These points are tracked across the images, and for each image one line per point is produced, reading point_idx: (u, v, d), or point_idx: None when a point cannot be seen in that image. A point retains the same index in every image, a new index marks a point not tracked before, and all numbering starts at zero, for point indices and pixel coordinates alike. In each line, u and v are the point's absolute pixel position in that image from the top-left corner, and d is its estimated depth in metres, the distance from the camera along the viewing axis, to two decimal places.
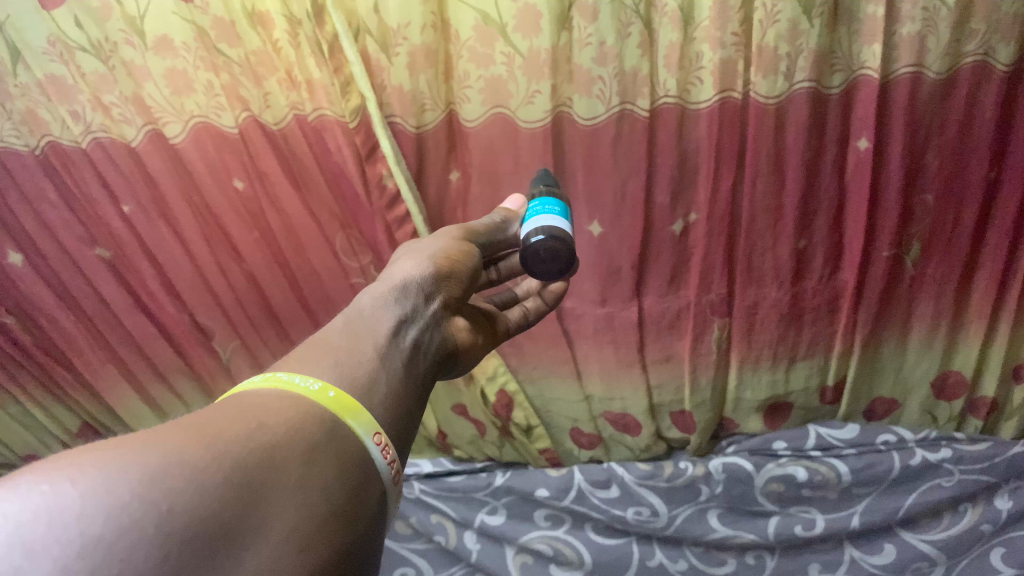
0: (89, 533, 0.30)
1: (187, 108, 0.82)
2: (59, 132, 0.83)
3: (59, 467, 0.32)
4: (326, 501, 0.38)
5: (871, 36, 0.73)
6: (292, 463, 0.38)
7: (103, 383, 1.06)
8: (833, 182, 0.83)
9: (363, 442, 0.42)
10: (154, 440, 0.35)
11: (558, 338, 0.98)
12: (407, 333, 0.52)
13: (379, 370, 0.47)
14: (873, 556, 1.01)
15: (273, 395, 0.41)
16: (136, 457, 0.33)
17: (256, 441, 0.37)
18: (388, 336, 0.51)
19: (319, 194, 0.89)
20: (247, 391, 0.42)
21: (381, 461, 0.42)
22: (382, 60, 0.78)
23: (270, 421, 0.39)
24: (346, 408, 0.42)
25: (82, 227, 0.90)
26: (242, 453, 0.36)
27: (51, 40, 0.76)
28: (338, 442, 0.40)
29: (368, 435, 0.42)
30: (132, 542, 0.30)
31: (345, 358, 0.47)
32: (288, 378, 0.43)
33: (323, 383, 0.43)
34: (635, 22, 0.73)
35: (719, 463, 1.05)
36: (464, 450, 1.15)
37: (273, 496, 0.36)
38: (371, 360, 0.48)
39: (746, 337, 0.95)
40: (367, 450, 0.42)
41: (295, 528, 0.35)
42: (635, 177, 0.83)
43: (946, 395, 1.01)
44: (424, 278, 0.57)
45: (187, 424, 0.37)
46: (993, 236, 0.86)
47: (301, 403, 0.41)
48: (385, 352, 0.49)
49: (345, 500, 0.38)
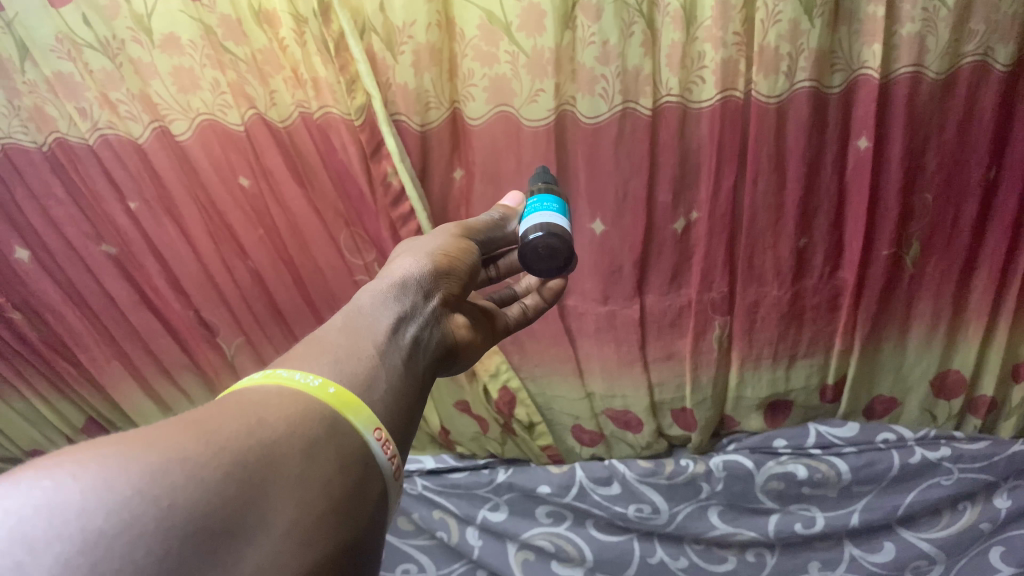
0: (90, 529, 0.30)
1: (193, 105, 0.82)
2: (66, 128, 0.84)
3: (59, 462, 0.33)
4: (326, 496, 0.38)
5: (871, 35, 0.73)
6: (292, 458, 0.38)
7: (108, 380, 1.06)
8: (834, 180, 0.83)
9: (364, 438, 0.42)
10: (154, 435, 0.35)
11: (560, 335, 0.98)
12: (406, 331, 0.53)
13: (379, 367, 0.48)
14: (874, 555, 1.03)
15: (274, 392, 0.42)
16: (136, 452, 0.34)
17: (256, 437, 0.37)
18: (387, 333, 0.51)
19: (323, 191, 0.90)
20: (248, 387, 0.42)
21: (381, 456, 0.42)
22: (388, 58, 0.78)
23: (271, 417, 0.39)
24: (347, 404, 0.43)
25: (88, 223, 0.90)
26: (242, 448, 0.36)
27: (58, 37, 0.77)
28: (338, 438, 0.41)
29: (368, 430, 0.43)
30: (132, 539, 0.30)
31: (345, 355, 0.47)
32: (288, 375, 0.43)
33: (323, 380, 0.44)
34: (638, 21, 0.74)
35: (719, 461, 1.05)
36: (467, 447, 1.16)
37: (274, 492, 0.36)
38: (371, 357, 0.48)
39: (747, 335, 0.96)
40: (368, 445, 0.42)
41: (294, 523, 0.36)
42: (638, 176, 0.83)
43: (945, 394, 1.01)
44: (423, 275, 0.57)
45: (188, 420, 0.37)
46: (992, 235, 0.87)
47: (301, 399, 0.41)
48: (385, 350, 0.50)
49: (344, 496, 0.39)
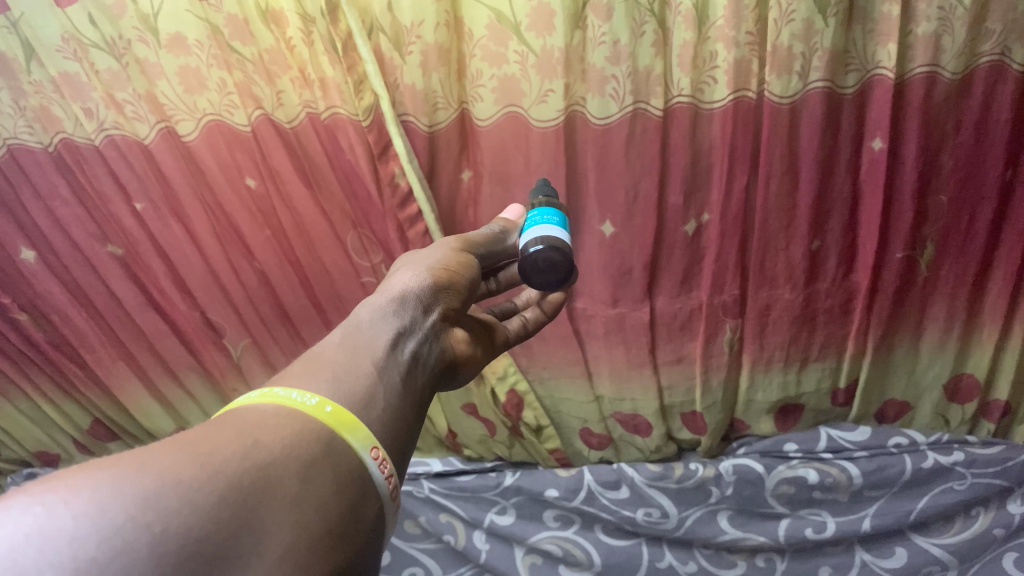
0: (82, 556, 0.29)
1: (199, 106, 0.82)
2: (72, 129, 0.83)
3: (51, 487, 0.32)
4: (324, 520, 0.37)
5: (886, 35, 0.72)
6: (288, 480, 0.37)
7: (114, 381, 1.06)
8: (847, 182, 0.82)
9: (362, 457, 0.41)
10: (148, 457, 0.35)
11: (569, 338, 0.97)
12: (406, 346, 0.52)
13: (378, 384, 0.47)
14: (886, 561, 1.02)
15: (270, 411, 0.41)
16: (128, 475, 0.33)
17: (252, 459, 0.37)
18: (387, 349, 0.51)
19: (330, 192, 0.89)
20: (246, 406, 0.41)
21: (379, 476, 0.41)
22: (396, 58, 0.78)
23: (268, 438, 0.38)
24: (345, 423, 0.42)
25: (94, 224, 0.90)
26: (238, 472, 0.36)
27: (64, 37, 0.76)
28: (335, 458, 0.40)
29: (366, 449, 0.42)
30: (123, 566, 0.30)
31: (343, 373, 0.46)
32: (284, 394, 0.42)
33: (320, 398, 0.43)
34: (649, 21, 0.73)
35: (730, 464, 1.04)
36: (474, 450, 1.14)
37: (269, 516, 0.35)
38: (370, 374, 0.47)
39: (758, 338, 0.94)
40: (366, 465, 0.41)
41: (289, 548, 0.35)
42: (648, 177, 0.82)
43: (959, 397, 1.00)
44: (423, 289, 0.56)
45: (184, 442, 0.37)
46: (1008, 238, 0.86)
47: (299, 419, 0.41)
48: (383, 366, 0.49)
49: (341, 518, 0.38)
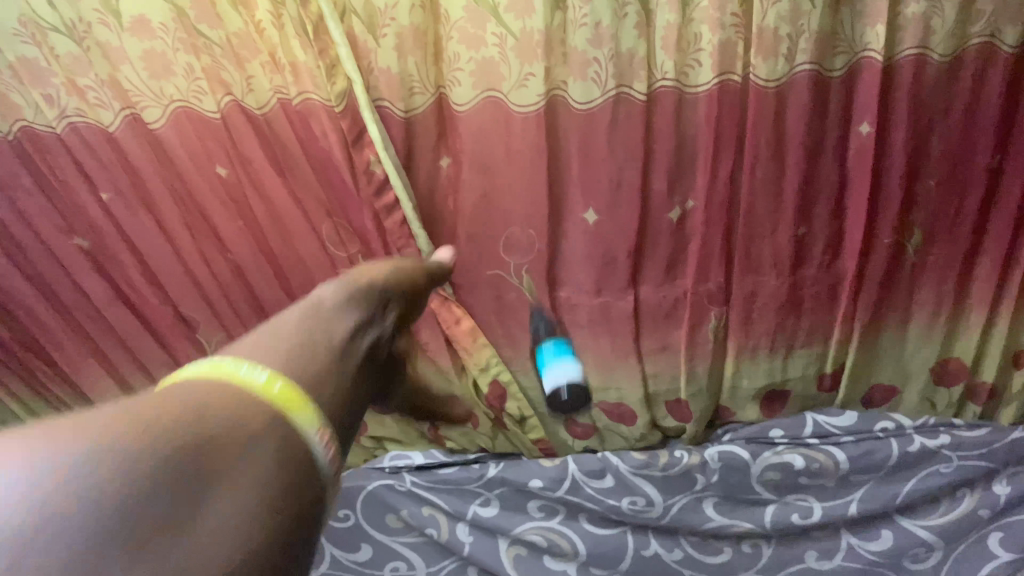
0: None
1: (166, 92, 0.79)
2: (32, 117, 0.80)
3: None
4: (279, 467, 0.36)
5: (874, 16, 0.70)
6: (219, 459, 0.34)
7: (85, 380, 1.03)
8: (835, 166, 0.80)
9: (307, 437, 0.38)
10: (59, 429, 0.32)
11: (552, 329, 0.95)
12: (362, 339, 0.50)
13: (334, 371, 0.44)
14: (872, 544, 1.04)
15: (210, 383, 0.37)
16: (39, 451, 0.30)
17: (180, 433, 0.34)
18: (344, 338, 0.48)
19: (305, 180, 0.86)
20: (187, 378, 0.38)
21: (324, 457, 0.38)
22: (370, 41, 0.75)
23: (199, 412, 0.35)
24: (293, 403, 0.38)
25: (59, 216, 0.87)
26: (186, 424, 0.34)
27: (21, 20, 0.74)
28: (275, 436, 0.37)
29: (313, 429, 0.38)
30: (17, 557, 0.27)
31: (295, 353, 0.43)
32: (231, 366, 0.39)
33: (269, 373, 0.39)
34: (631, 2, 0.71)
35: (715, 452, 1.02)
36: (456, 441, 1.08)
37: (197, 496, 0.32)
38: (324, 359, 0.44)
39: (744, 326, 0.93)
40: (310, 446, 0.38)
41: (219, 531, 0.32)
42: (632, 164, 0.80)
43: (946, 381, 0.99)
44: (360, 293, 0.54)
45: (106, 411, 0.33)
46: (997, 222, 0.84)
47: (240, 394, 0.37)
48: (336, 354, 0.46)
49: (281, 497, 0.35)
